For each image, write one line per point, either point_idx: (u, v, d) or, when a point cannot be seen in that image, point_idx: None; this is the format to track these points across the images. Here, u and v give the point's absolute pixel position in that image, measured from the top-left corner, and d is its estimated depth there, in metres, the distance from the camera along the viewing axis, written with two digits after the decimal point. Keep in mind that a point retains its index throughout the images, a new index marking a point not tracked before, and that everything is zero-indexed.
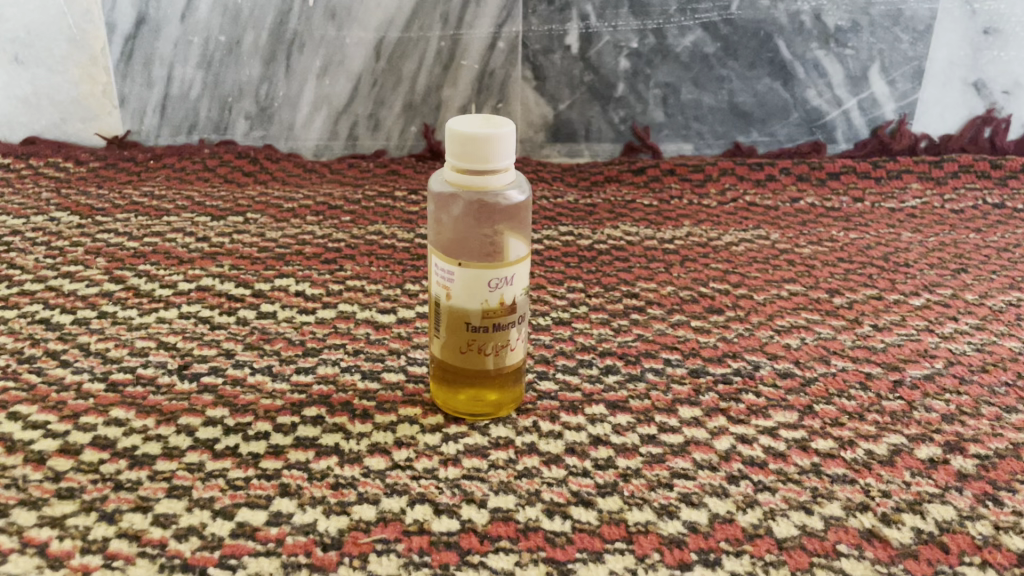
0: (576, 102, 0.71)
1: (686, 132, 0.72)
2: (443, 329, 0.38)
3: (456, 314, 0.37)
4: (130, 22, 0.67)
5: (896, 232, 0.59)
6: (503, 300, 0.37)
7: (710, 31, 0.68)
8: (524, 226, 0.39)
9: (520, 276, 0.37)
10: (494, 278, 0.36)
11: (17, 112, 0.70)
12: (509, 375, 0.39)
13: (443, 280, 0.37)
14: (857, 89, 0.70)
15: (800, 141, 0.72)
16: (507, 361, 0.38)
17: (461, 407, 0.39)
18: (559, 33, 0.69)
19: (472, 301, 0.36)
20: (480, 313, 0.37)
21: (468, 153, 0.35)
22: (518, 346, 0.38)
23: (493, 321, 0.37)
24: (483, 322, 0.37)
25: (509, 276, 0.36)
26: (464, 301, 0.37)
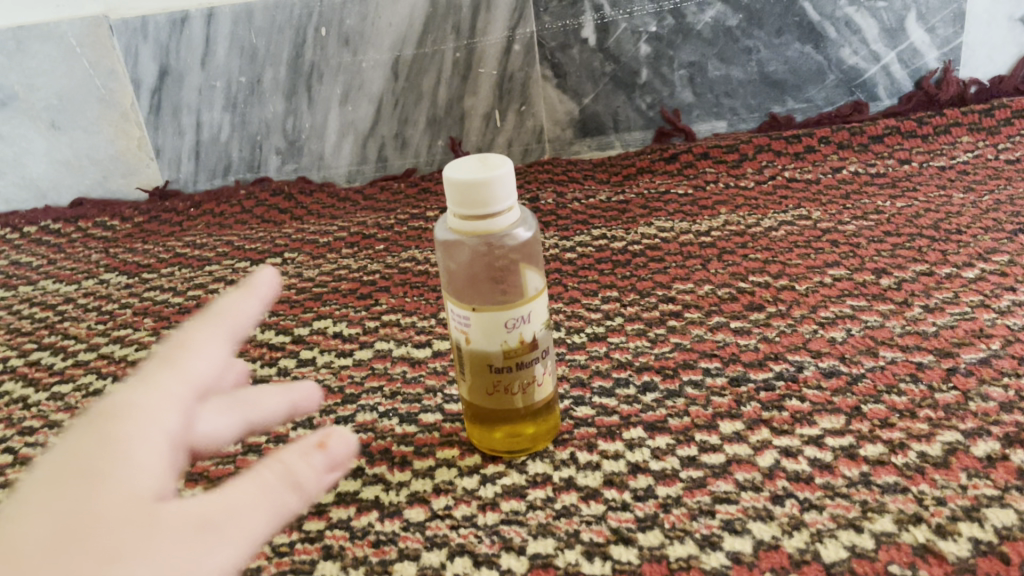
0: (600, 94, 0.70)
1: (718, 109, 0.70)
2: (467, 372, 0.37)
3: (478, 357, 0.37)
4: (153, 75, 0.68)
5: (947, 193, 0.56)
6: (523, 338, 0.36)
7: (731, 3, 0.65)
8: (534, 258, 0.38)
9: (537, 311, 0.37)
10: (509, 319, 0.36)
11: (61, 176, 0.72)
12: (539, 411, 0.39)
13: (461, 326, 0.36)
14: (894, 41, 0.67)
15: (840, 103, 0.69)
16: (536, 396, 0.38)
17: (496, 447, 0.39)
18: (574, 27, 0.67)
19: (491, 343, 0.36)
20: (502, 354, 0.36)
21: (468, 198, 0.34)
22: (544, 380, 0.38)
23: (515, 360, 0.36)
24: (506, 362, 0.36)
25: (525, 314, 0.36)
26: (483, 344, 0.36)
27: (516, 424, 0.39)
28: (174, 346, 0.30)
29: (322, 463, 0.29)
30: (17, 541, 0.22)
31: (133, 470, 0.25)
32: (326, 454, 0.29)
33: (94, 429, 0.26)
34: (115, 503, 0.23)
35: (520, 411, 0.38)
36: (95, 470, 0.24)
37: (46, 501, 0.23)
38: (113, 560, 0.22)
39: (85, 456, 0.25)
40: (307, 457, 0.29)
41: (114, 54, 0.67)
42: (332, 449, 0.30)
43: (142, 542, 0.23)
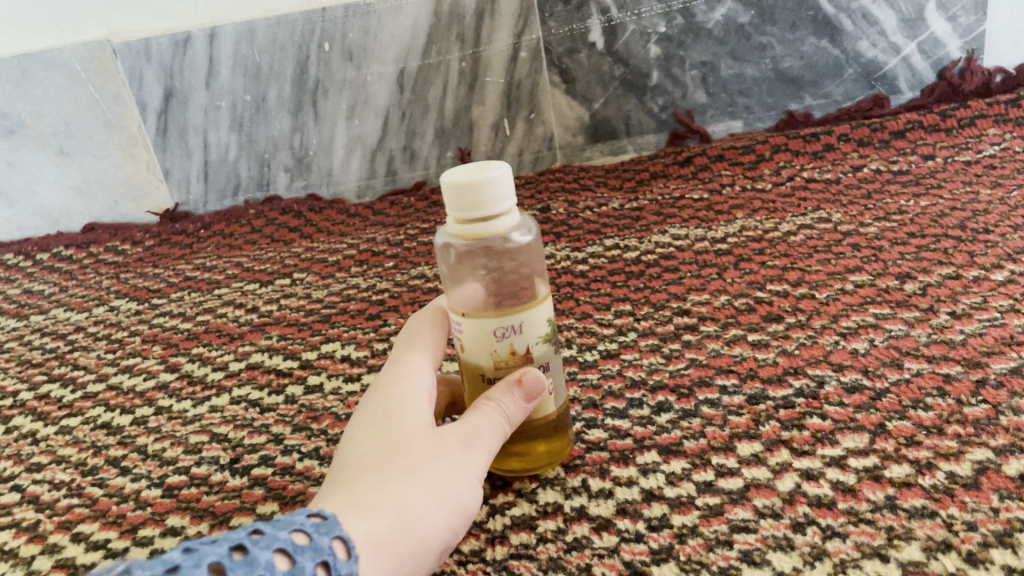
0: (610, 98, 0.68)
1: (733, 108, 0.68)
2: (467, 382, 0.36)
3: (473, 367, 0.35)
4: (158, 98, 0.68)
5: (973, 190, 0.54)
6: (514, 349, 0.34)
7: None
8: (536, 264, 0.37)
9: (532, 323, 0.35)
10: (497, 327, 0.34)
11: (72, 202, 0.72)
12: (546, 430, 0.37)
13: (456, 333, 0.35)
14: (914, 31, 0.64)
15: (859, 97, 0.67)
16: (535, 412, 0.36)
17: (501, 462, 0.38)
18: (581, 32, 0.65)
19: (481, 352, 0.35)
20: (492, 364, 0.35)
21: (463, 196, 0.32)
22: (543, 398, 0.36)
23: (508, 372, 0.35)
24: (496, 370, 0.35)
25: (516, 325, 0.34)
26: (475, 352, 0.35)
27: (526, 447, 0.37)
28: (403, 338, 0.38)
29: (523, 398, 0.34)
30: (357, 461, 0.31)
31: (409, 410, 0.33)
32: (525, 388, 0.34)
33: (376, 395, 0.35)
34: (405, 433, 0.32)
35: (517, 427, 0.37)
36: (392, 414, 0.33)
37: (359, 441, 0.32)
38: (423, 461, 0.31)
39: (383, 408, 0.33)
40: (509, 394, 0.34)
41: (118, 78, 0.67)
42: (531, 385, 0.34)
43: (429, 452, 0.31)
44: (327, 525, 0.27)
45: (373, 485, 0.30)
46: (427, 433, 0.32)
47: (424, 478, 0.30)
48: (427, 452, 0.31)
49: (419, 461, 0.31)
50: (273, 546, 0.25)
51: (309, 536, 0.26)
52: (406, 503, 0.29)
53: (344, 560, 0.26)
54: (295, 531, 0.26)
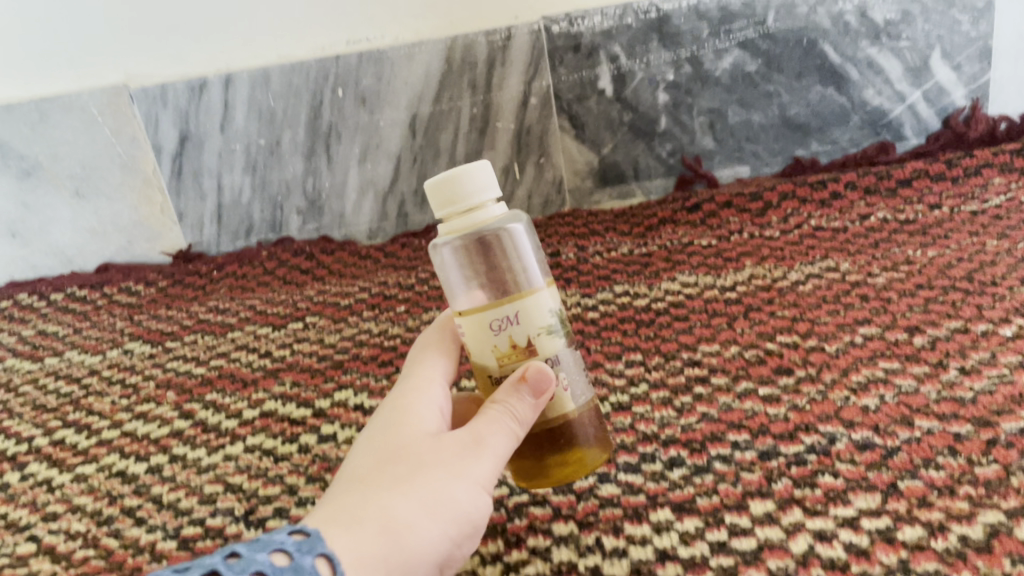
0: (618, 143, 0.69)
1: (740, 154, 0.69)
2: (481, 390, 0.37)
3: (481, 370, 0.36)
4: (174, 141, 0.69)
5: (980, 240, 0.54)
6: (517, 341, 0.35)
7: (749, 49, 0.65)
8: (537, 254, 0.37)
9: (530, 313, 0.35)
10: (493, 320, 0.34)
11: (87, 242, 0.73)
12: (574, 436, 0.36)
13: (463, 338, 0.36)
14: (919, 80, 0.65)
15: (866, 144, 0.67)
16: (552, 410, 0.35)
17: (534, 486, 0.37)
18: (591, 79, 0.67)
19: (484, 351, 0.35)
20: (496, 362, 0.35)
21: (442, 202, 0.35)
22: (560, 394, 0.35)
23: (512, 366, 0.35)
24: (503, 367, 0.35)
25: (511, 314, 0.34)
26: (480, 354, 0.35)
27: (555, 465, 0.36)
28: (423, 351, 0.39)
29: (530, 396, 0.34)
30: (356, 474, 0.32)
31: (412, 422, 0.33)
32: (529, 383, 0.34)
33: (384, 411, 0.35)
34: (403, 443, 0.32)
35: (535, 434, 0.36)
36: (395, 426, 0.33)
37: (361, 455, 0.33)
38: (418, 468, 0.31)
39: (387, 422, 0.34)
40: (516, 394, 0.34)
41: (135, 122, 0.68)
42: (534, 378, 0.34)
43: (425, 459, 0.32)
44: (311, 543, 0.27)
45: (365, 495, 0.30)
46: (427, 443, 0.32)
47: (417, 485, 0.30)
48: (425, 461, 0.31)
49: (415, 471, 0.31)
50: (249, 570, 0.25)
51: (290, 556, 0.27)
52: (395, 511, 0.29)
53: None
54: (274, 553, 0.27)
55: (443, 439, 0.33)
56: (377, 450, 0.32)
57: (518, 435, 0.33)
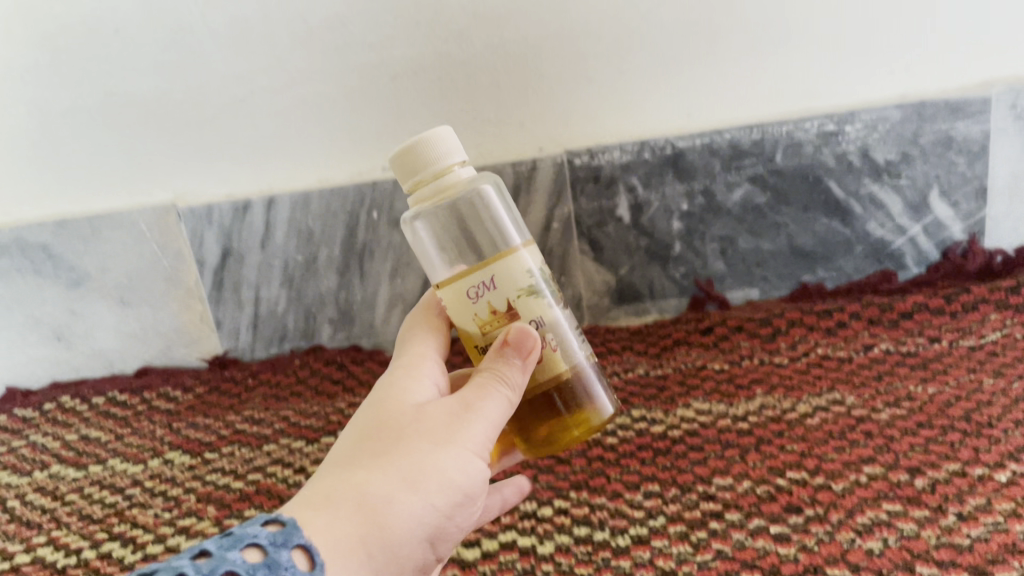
0: (635, 265, 0.73)
1: (750, 278, 0.73)
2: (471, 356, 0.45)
3: (469, 338, 0.44)
4: (216, 255, 0.73)
5: (976, 378, 0.58)
6: (495, 307, 0.42)
7: (758, 183, 0.69)
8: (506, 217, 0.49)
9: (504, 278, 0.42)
10: (472, 288, 0.42)
11: (129, 347, 0.77)
12: (572, 389, 0.45)
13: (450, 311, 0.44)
14: (919, 214, 0.69)
15: (869, 272, 0.72)
16: (545, 371, 0.43)
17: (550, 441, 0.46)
18: (610, 206, 0.71)
19: (468, 319, 0.43)
20: (478, 326, 0.43)
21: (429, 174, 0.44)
22: (550, 355, 0.43)
23: (492, 327, 0.43)
24: (486, 336, 0.43)
25: (487, 282, 0.42)
26: (464, 320, 0.43)
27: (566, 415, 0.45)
28: (416, 337, 0.48)
29: (516, 357, 0.41)
30: (348, 455, 0.39)
31: (398, 402, 0.41)
32: (514, 345, 0.41)
33: (379, 391, 0.43)
34: (391, 423, 0.40)
35: (531, 398, 0.44)
36: (385, 408, 0.41)
37: (354, 433, 0.41)
38: (403, 441, 0.38)
39: (379, 404, 0.41)
40: (505, 359, 0.41)
41: (181, 237, 0.73)
42: (517, 338, 0.42)
43: (410, 434, 0.39)
44: (290, 534, 0.34)
45: (349, 473, 0.37)
46: (407, 418, 0.40)
47: (400, 458, 0.38)
48: (402, 435, 0.39)
49: (391, 448, 0.38)
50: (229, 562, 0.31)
51: (267, 547, 0.33)
52: (380, 482, 0.37)
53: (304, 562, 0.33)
54: (251, 547, 0.33)
55: (422, 413, 0.40)
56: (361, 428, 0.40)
57: (506, 400, 0.41)
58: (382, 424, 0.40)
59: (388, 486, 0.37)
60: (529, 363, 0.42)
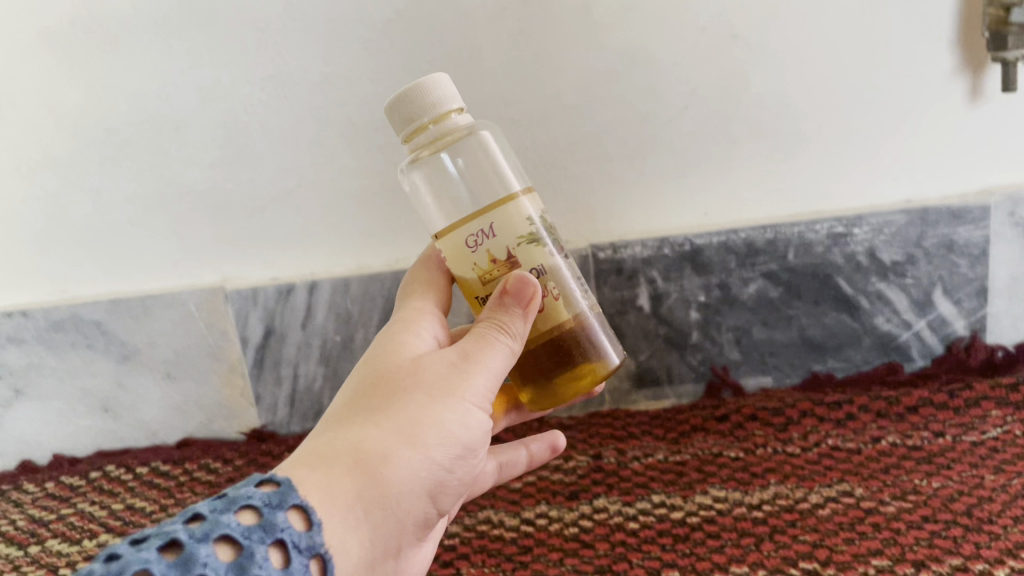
0: (654, 351, 0.77)
1: (764, 366, 0.77)
2: (471, 303, 0.51)
3: (470, 288, 0.50)
4: (259, 334, 0.78)
5: (978, 473, 0.62)
6: (495, 257, 0.48)
7: (772, 279, 0.74)
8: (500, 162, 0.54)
9: (502, 226, 0.48)
10: (471, 236, 0.48)
11: (172, 419, 0.81)
12: (579, 341, 0.51)
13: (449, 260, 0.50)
14: (924, 311, 0.74)
15: (877, 363, 0.75)
16: (547, 319, 0.50)
17: (557, 392, 0.52)
18: (631, 296, 0.75)
19: (467, 268, 0.49)
20: (477, 275, 0.49)
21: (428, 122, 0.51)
22: (551, 303, 0.50)
23: (489, 276, 0.49)
24: (485, 285, 0.49)
25: (486, 231, 0.48)
26: (465, 267, 0.50)
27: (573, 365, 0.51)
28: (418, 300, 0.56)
29: (516, 304, 0.48)
30: (354, 410, 0.47)
31: (400, 361, 0.49)
32: (512, 294, 0.48)
33: (387, 346, 0.51)
34: (393, 380, 0.47)
35: (538, 345, 0.51)
36: (388, 366, 0.48)
37: (361, 387, 0.48)
38: (404, 397, 0.46)
39: (384, 360, 0.49)
40: (505, 307, 0.48)
41: (226, 317, 0.78)
42: (516, 287, 0.48)
43: (409, 391, 0.46)
44: (284, 495, 0.41)
45: (354, 430, 0.45)
46: (409, 373, 0.47)
47: (399, 415, 0.45)
48: (405, 391, 0.47)
49: (394, 404, 0.46)
50: (226, 518, 0.38)
51: (264, 506, 0.40)
52: (382, 437, 0.45)
53: (296, 522, 0.40)
54: (249, 508, 0.40)
55: (422, 369, 0.47)
56: (371, 385, 0.48)
57: (502, 350, 0.48)
58: (387, 381, 0.47)
59: (388, 440, 0.44)
60: (528, 310, 0.48)
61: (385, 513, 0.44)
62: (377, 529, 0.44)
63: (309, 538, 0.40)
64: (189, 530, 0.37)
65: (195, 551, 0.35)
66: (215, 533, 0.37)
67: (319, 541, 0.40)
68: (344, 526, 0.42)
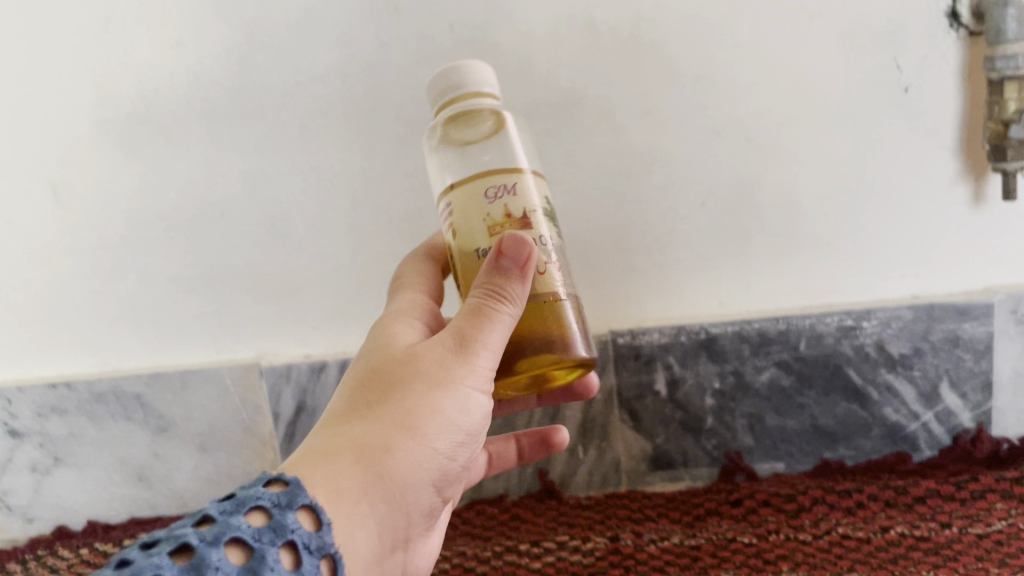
0: (670, 435, 0.80)
1: (776, 451, 0.79)
2: (469, 256, 0.51)
3: (471, 240, 0.50)
4: (291, 410, 0.81)
5: (984, 566, 0.64)
6: (511, 212, 0.50)
7: (784, 368, 0.77)
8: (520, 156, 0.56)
9: (521, 191, 0.51)
10: (490, 187, 0.50)
11: (204, 490, 0.84)
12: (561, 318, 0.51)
13: (456, 210, 0.51)
14: (931, 402, 0.76)
15: (886, 451, 0.78)
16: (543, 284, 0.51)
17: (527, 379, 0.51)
18: (648, 381, 0.78)
19: (475, 218, 0.50)
20: (484, 225, 0.50)
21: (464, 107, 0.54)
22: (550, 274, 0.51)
23: (498, 228, 0.50)
24: (491, 239, 0.50)
25: (507, 187, 0.50)
26: (472, 218, 0.50)
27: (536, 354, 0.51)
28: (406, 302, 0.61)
29: (514, 267, 0.48)
30: (356, 408, 0.50)
31: (399, 357, 0.51)
32: (510, 256, 0.48)
33: (386, 345, 0.53)
34: (394, 377, 0.50)
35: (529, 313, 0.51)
36: (388, 364, 0.51)
37: (362, 385, 0.51)
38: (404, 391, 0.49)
39: (384, 358, 0.52)
40: (501, 269, 0.48)
41: (261, 392, 0.81)
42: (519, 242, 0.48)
43: (408, 385, 0.49)
44: (292, 496, 0.42)
45: (357, 425, 0.48)
46: (408, 368, 0.50)
47: (399, 407, 0.48)
48: (404, 383, 0.49)
49: (394, 400, 0.49)
50: (236, 520, 0.38)
51: (273, 508, 0.41)
52: (383, 430, 0.47)
53: (304, 522, 0.41)
54: (259, 509, 0.40)
55: (421, 363, 0.50)
56: (372, 381, 0.51)
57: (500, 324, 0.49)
58: (388, 377, 0.50)
59: (389, 432, 0.47)
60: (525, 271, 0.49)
61: (390, 505, 0.47)
62: (385, 521, 0.47)
63: (319, 539, 0.41)
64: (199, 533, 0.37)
65: (207, 554, 0.35)
66: (229, 535, 0.37)
67: (329, 541, 0.41)
68: (352, 519, 0.44)
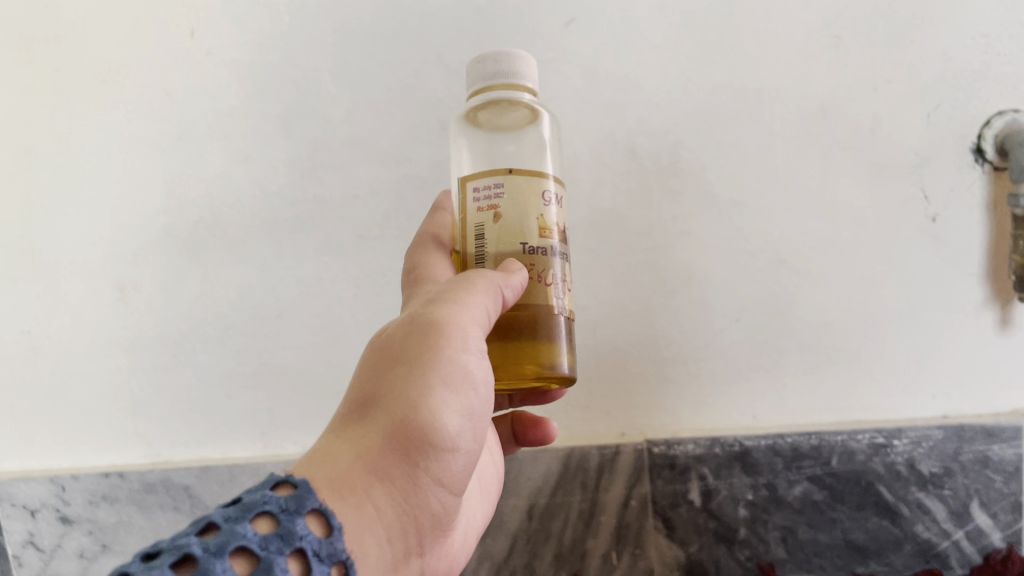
0: (703, 544, 0.79)
1: (808, 564, 0.79)
2: (497, 241, 0.50)
3: (514, 229, 0.50)
4: None
5: None
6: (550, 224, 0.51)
7: (816, 481, 0.78)
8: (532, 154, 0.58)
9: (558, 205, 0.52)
10: (546, 193, 0.51)
11: None
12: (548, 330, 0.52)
13: (500, 194, 0.50)
14: (962, 520, 0.77)
15: (918, 567, 0.78)
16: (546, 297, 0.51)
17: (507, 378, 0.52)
18: (683, 490, 0.79)
19: (524, 215, 0.50)
20: (536, 226, 0.51)
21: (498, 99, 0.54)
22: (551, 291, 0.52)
23: (542, 231, 0.51)
24: (539, 241, 0.51)
25: (554, 199, 0.52)
26: (520, 212, 0.50)
27: (522, 362, 0.51)
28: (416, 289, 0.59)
29: (513, 271, 0.50)
30: (352, 399, 0.49)
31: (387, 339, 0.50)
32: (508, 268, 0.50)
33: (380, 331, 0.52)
34: (383, 361, 0.49)
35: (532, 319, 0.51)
36: (379, 349, 0.50)
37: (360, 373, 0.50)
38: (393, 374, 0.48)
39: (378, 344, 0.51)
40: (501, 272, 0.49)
41: None
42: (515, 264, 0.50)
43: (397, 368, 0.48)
44: (301, 500, 0.41)
45: (353, 422, 0.47)
46: (395, 352, 0.48)
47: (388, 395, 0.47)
48: (393, 369, 0.48)
49: (384, 390, 0.47)
50: (245, 526, 0.38)
51: (281, 512, 0.40)
52: (376, 421, 0.46)
53: (313, 527, 0.41)
54: (268, 515, 0.40)
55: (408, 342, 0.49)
56: (363, 374, 0.49)
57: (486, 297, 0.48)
58: (378, 362, 0.49)
59: (392, 427, 0.46)
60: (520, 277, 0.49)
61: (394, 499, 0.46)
62: (391, 511, 0.46)
63: (330, 545, 0.40)
64: (205, 541, 0.37)
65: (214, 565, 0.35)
66: (236, 541, 0.37)
67: (340, 548, 0.41)
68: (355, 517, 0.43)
